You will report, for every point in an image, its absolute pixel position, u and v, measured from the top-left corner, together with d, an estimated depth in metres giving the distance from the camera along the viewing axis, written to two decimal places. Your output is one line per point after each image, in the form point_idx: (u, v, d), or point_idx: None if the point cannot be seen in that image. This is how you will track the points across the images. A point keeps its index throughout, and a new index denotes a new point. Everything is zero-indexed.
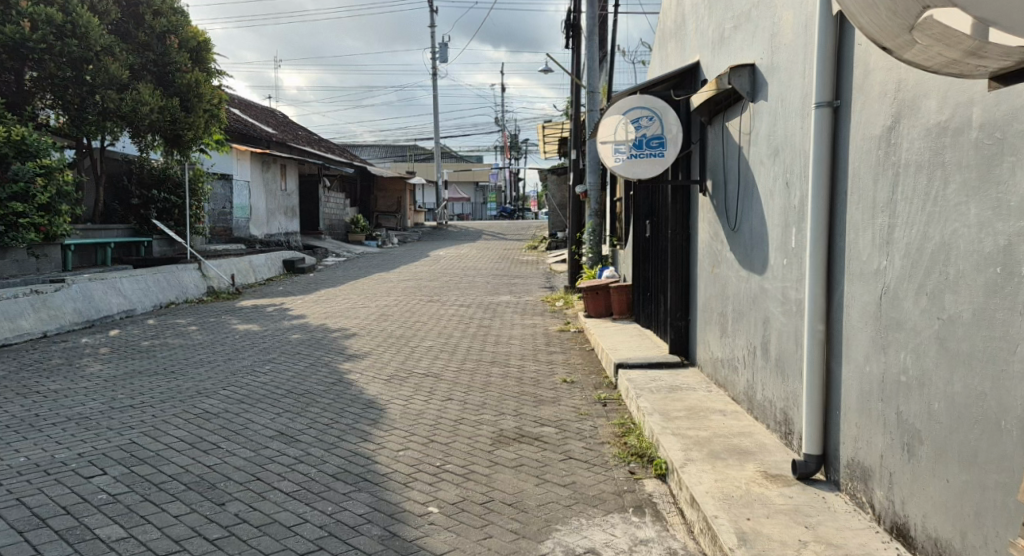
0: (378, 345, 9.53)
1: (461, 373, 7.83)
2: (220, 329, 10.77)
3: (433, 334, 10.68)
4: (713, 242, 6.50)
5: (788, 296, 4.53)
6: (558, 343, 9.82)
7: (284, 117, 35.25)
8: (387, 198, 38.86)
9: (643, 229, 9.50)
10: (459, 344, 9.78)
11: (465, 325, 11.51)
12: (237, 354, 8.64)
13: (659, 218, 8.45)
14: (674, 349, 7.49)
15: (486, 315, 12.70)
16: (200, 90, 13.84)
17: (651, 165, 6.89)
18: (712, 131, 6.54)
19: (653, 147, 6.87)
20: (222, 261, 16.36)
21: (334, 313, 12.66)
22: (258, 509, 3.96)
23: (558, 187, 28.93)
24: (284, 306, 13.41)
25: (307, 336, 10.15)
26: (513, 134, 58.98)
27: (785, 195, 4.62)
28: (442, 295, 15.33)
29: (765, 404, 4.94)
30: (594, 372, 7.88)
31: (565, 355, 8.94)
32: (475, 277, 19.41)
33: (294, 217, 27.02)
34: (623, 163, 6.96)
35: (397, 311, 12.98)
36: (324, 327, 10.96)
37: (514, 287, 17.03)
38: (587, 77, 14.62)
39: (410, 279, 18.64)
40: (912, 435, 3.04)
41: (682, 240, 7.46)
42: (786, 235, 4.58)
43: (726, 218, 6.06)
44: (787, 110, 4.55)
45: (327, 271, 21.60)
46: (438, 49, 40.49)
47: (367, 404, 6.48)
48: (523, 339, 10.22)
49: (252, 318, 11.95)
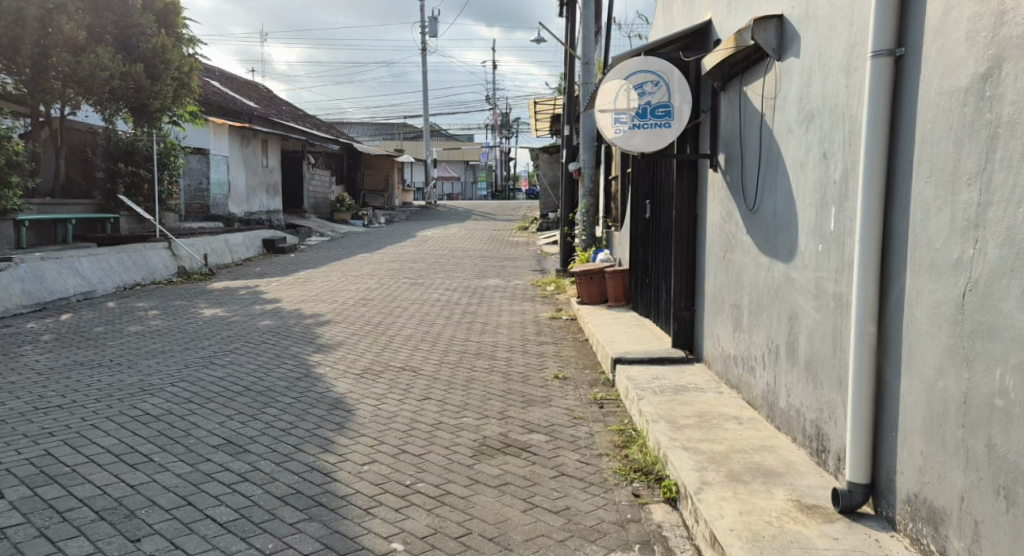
0: (353, 334, 8.79)
1: (442, 367, 7.11)
2: (182, 313, 10.00)
3: (414, 321, 9.95)
4: (725, 223, 5.77)
5: (824, 288, 3.81)
6: (549, 333, 9.11)
7: (268, 93, 34.42)
8: (375, 177, 37.92)
9: (642, 209, 8.80)
10: (442, 332, 9.07)
11: (450, 311, 10.80)
12: (195, 343, 7.89)
13: (661, 197, 7.76)
14: (677, 342, 6.81)
15: (472, 300, 11.99)
16: (168, 55, 13.28)
17: (656, 138, 6.18)
18: (726, 97, 5.79)
19: (658, 117, 6.14)
20: (195, 239, 15.62)
21: (311, 297, 11.92)
22: (179, 548, 3.25)
23: (549, 166, 28.15)
24: (258, 288, 12.67)
25: (276, 323, 9.39)
26: (504, 113, 58.03)
27: (822, 167, 3.88)
28: (427, 279, 14.60)
29: (791, 414, 4.22)
30: (589, 367, 7.17)
31: (556, 347, 8.21)
32: (462, 259, 18.66)
33: (276, 194, 26.20)
34: (624, 135, 6.25)
35: (377, 295, 12.26)
36: (297, 313, 10.21)
37: (503, 269, 16.32)
38: (581, 48, 13.90)
39: (394, 260, 17.88)
40: (1012, 478, 2.33)
41: (688, 220, 6.74)
42: (823, 215, 3.85)
43: (741, 196, 5.33)
44: (827, 65, 3.79)
45: (308, 251, 20.82)
46: (429, 24, 39.68)
47: (334, 403, 5.75)
48: (511, 327, 9.53)
49: (221, 301, 11.20)
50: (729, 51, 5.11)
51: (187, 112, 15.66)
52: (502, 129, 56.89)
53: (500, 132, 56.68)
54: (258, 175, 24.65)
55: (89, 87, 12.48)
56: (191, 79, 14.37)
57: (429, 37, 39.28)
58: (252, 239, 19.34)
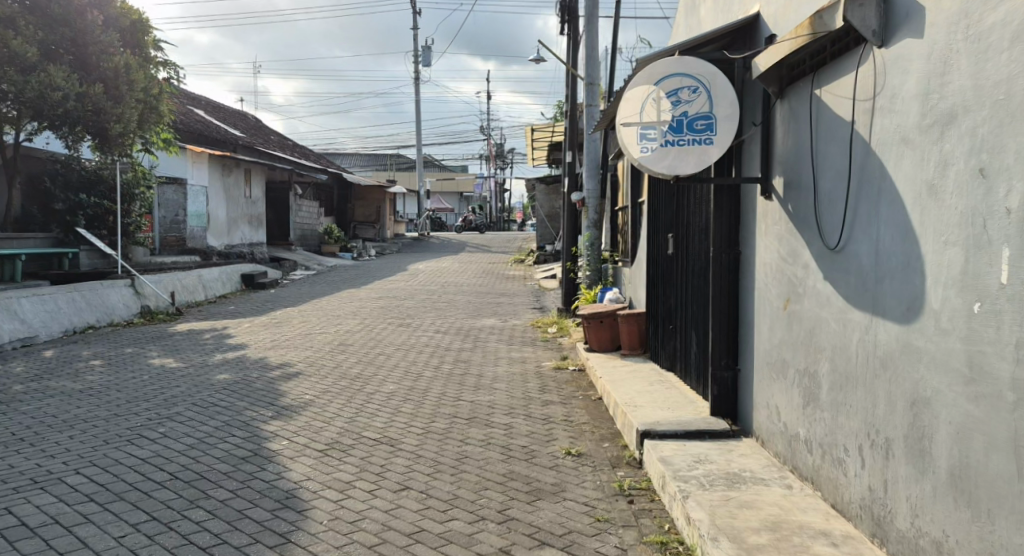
0: (324, 391, 7.51)
1: (428, 442, 5.84)
2: (129, 363, 8.69)
3: (397, 373, 8.67)
4: (786, 265, 4.53)
5: (987, 368, 2.55)
6: (554, 387, 7.85)
7: (255, 122, 33.45)
8: (366, 208, 36.82)
9: (664, 245, 7.63)
10: (429, 388, 7.78)
11: (439, 360, 9.52)
12: (130, 405, 6.56)
13: (689, 230, 6.56)
14: (716, 409, 5.58)
15: (464, 345, 10.71)
16: (132, 75, 12.09)
17: (695, 159, 4.99)
18: (787, 106, 4.60)
19: (698, 131, 4.96)
20: (162, 276, 14.39)
21: (283, 342, 10.63)
22: None
23: (547, 197, 27.22)
24: (225, 332, 11.36)
25: (236, 376, 8.10)
26: (498, 143, 57.29)
27: (977, 189, 2.64)
28: (415, 318, 13.33)
29: (920, 546, 2.94)
30: (607, 437, 5.92)
31: (564, 408, 6.96)
32: (454, 294, 17.42)
33: (260, 226, 24.97)
34: (655, 155, 5.03)
35: (358, 339, 10.97)
36: (264, 362, 8.92)
37: (499, 307, 15.06)
38: (586, 67, 12.79)
39: (382, 297, 16.61)
40: None
41: (729, 259, 5.52)
42: (983, 260, 2.60)
43: (816, 230, 4.10)
44: (990, 38, 2.57)
45: (291, 287, 19.55)
46: (421, 53, 38.97)
47: (285, 499, 4.47)
48: (510, 381, 8.25)
49: (179, 348, 9.89)
50: (801, 42, 3.94)
51: (160, 138, 14.50)
52: (496, 159, 56.07)
53: (494, 162, 55.89)
54: (240, 206, 23.43)
55: (39, 108, 11.22)
56: (160, 103, 13.22)
57: (422, 65, 38.48)
58: (230, 274, 18.09)
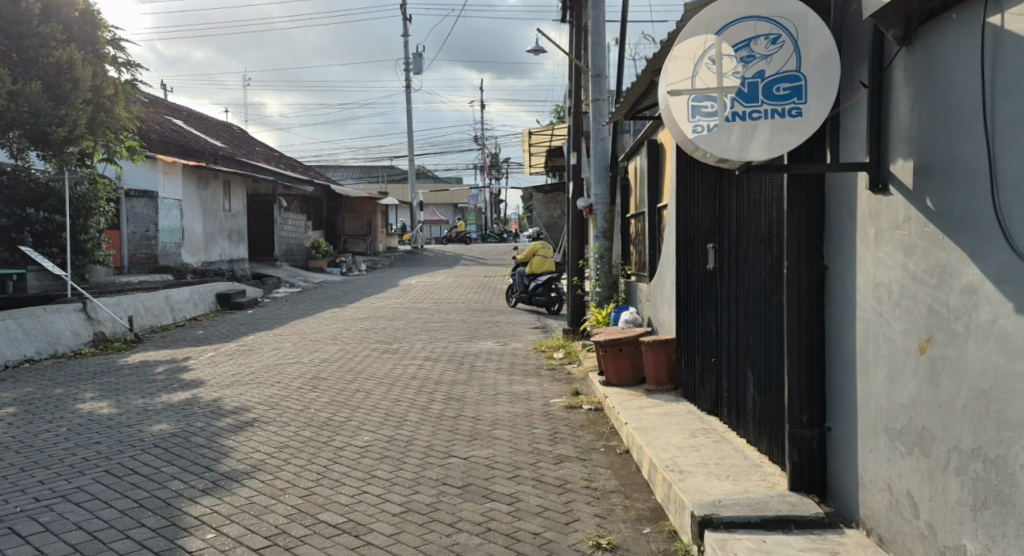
0: (281, 448, 6.00)
1: (407, 529, 4.35)
2: (51, 409, 7.17)
3: (376, 417, 7.16)
4: (925, 289, 3.09)
5: None
6: (568, 436, 6.36)
7: (239, 133, 32.11)
8: (356, 220, 35.42)
9: (703, 258, 6.20)
10: (414, 441, 6.29)
11: (427, 397, 8.02)
12: (20, 476, 5.06)
13: (744, 240, 5.14)
14: (796, 483, 4.12)
15: (458, 376, 9.21)
16: (75, 71, 10.77)
17: (774, 139, 3.52)
18: (915, 57, 3.18)
19: (779, 96, 3.52)
20: (119, 298, 12.95)
21: (247, 376, 9.12)
22: None
23: (546, 206, 25.93)
24: (181, 364, 9.85)
25: (175, 426, 6.56)
26: (492, 153, 56.11)
27: None
28: (403, 343, 11.82)
29: None
30: (647, 518, 4.46)
31: (585, 468, 5.49)
32: (448, 312, 15.92)
33: (241, 240, 23.47)
34: (714, 131, 3.59)
35: (333, 372, 9.46)
36: (215, 406, 7.39)
37: (498, 327, 13.58)
38: (593, 58, 11.30)
39: (368, 318, 15.12)
40: None
41: (810, 278, 4.09)
42: None
43: (997, 237, 2.66)
44: None
45: (271, 306, 18.08)
46: (412, 59, 37.82)
47: None
48: (512, 426, 6.77)
49: (119, 387, 8.35)
50: None
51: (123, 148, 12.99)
52: (491, 169, 54.76)
53: (489, 172, 54.61)
54: (219, 220, 21.93)
55: None
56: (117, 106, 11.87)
57: (413, 71, 37.26)
58: (202, 293, 16.59)
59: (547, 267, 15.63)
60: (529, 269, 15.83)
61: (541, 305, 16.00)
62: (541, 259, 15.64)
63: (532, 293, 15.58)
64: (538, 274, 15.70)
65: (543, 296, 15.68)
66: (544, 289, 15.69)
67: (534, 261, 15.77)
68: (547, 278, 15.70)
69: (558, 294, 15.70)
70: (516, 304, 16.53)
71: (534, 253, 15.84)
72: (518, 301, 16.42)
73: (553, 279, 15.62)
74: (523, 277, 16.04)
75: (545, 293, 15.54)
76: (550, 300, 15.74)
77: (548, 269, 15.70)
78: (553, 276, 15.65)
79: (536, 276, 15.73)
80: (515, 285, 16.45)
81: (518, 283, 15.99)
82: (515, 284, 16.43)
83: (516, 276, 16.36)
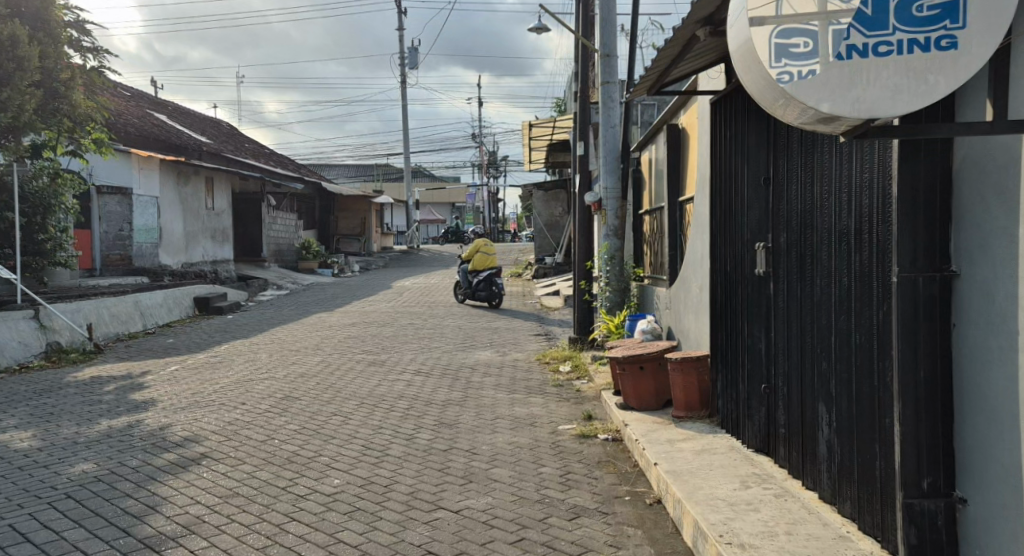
0: (227, 496, 4.83)
1: None
2: None
3: (353, 451, 6.01)
4: None
5: None
6: (585, 479, 5.21)
7: (228, 130, 30.98)
8: (349, 220, 34.34)
9: (751, 261, 5.05)
10: (395, 486, 5.13)
11: (415, 424, 6.85)
12: None
13: (816, 240, 3.97)
14: None
15: (452, 394, 8.06)
16: (20, 51, 9.65)
17: (912, 84, 2.52)
18: None
19: (915, 21, 2.50)
20: (79, 304, 11.79)
21: (209, 396, 7.96)
22: None
23: (546, 204, 24.78)
24: (137, 381, 8.67)
25: (103, 465, 5.38)
26: (489, 151, 55.02)
27: None
28: (391, 354, 10.66)
29: None
30: None
31: (609, 527, 4.33)
32: (443, 317, 14.76)
33: (226, 240, 22.28)
34: (825, 78, 2.56)
35: (308, 390, 8.30)
36: (160, 437, 6.20)
37: (497, 334, 12.42)
38: (602, 36, 10.10)
39: (356, 324, 13.96)
40: None
41: (935, 290, 2.92)
42: None
43: None
44: None
45: (254, 311, 16.91)
46: (408, 54, 36.73)
47: None
48: (515, 464, 5.61)
49: (54, 411, 7.18)
50: None
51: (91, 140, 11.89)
52: (489, 168, 53.61)
53: (487, 171, 53.47)
54: (201, 219, 20.75)
55: None
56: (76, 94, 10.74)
57: (408, 67, 36.11)
58: (178, 298, 15.42)
59: (488, 263, 16.23)
60: (472, 266, 16.44)
61: (485, 301, 16.50)
62: (483, 256, 16.23)
63: (476, 290, 16.11)
64: (481, 271, 16.20)
65: (485, 292, 16.25)
66: (486, 285, 16.20)
67: (477, 257, 16.34)
68: (490, 274, 16.27)
69: (499, 289, 16.21)
70: (463, 300, 17.00)
71: (477, 250, 16.45)
72: (465, 298, 16.90)
73: (495, 275, 16.13)
74: (467, 273, 16.58)
75: (487, 289, 16.07)
76: (491, 295, 16.25)
77: (491, 265, 16.20)
78: (495, 272, 16.23)
79: (478, 272, 16.32)
80: (461, 281, 16.86)
81: (462, 280, 16.48)
82: (460, 281, 16.96)
83: (460, 271, 16.82)
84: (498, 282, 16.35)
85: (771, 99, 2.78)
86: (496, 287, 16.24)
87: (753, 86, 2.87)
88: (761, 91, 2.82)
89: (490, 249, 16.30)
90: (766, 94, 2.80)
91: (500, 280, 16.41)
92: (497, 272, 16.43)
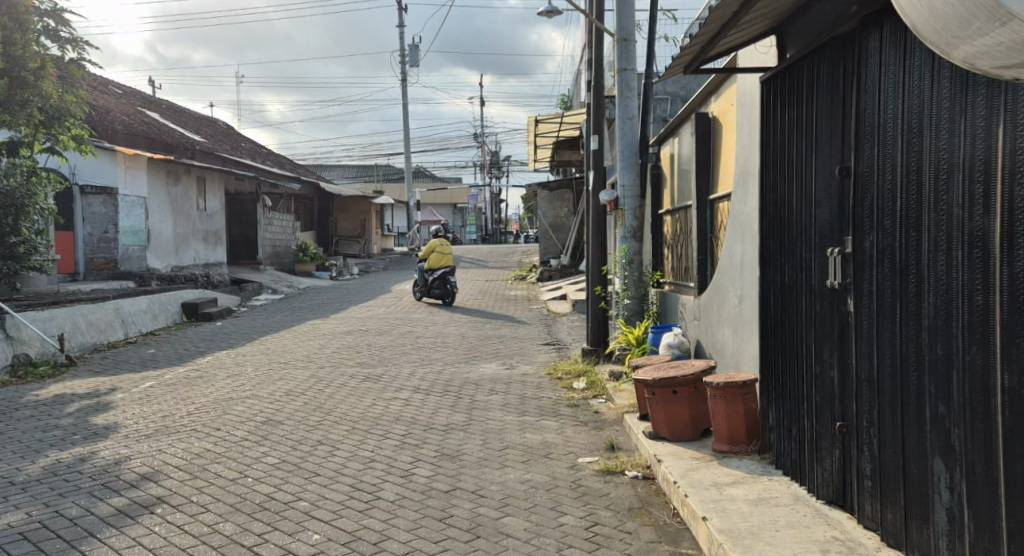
0: None
1: None
2: None
3: (338, 492, 5.10)
4: None
5: None
6: (617, 534, 4.30)
7: (223, 130, 30.14)
8: (349, 221, 33.45)
9: (818, 270, 4.18)
10: (387, 543, 4.23)
11: (412, 455, 5.94)
12: None
13: (929, 248, 3.11)
14: None
15: (454, 417, 7.16)
16: None
17: None
18: None
19: None
20: (51, 311, 10.91)
21: (180, 419, 7.06)
22: None
23: (550, 205, 23.87)
24: (103, 401, 7.78)
25: (34, 516, 4.47)
26: (491, 152, 54.15)
27: None
28: (388, 367, 9.76)
29: None
30: None
31: None
32: (446, 325, 13.86)
33: (219, 242, 21.41)
34: None
35: (292, 412, 7.40)
36: (114, 474, 5.29)
37: (504, 345, 11.52)
38: (619, 18, 9.16)
39: (353, 332, 13.07)
40: None
41: None
42: None
43: None
44: None
45: (247, 317, 16.04)
46: (409, 52, 35.86)
47: None
48: (531, 512, 4.70)
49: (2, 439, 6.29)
50: None
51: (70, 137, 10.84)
52: (492, 168, 52.72)
53: (489, 171, 52.57)
54: (193, 221, 19.88)
55: None
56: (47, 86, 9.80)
57: (409, 65, 35.25)
58: (165, 304, 14.54)
59: (443, 262, 16.63)
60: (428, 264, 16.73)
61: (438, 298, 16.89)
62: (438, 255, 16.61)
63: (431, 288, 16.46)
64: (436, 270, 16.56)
65: (439, 290, 16.66)
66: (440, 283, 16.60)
67: (433, 257, 16.61)
68: (444, 273, 16.68)
69: (452, 288, 16.66)
70: (419, 297, 17.28)
71: (433, 250, 16.91)
72: (421, 295, 17.24)
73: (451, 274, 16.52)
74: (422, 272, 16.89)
75: (442, 286, 16.52)
76: (445, 293, 16.67)
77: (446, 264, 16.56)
78: (450, 271, 16.72)
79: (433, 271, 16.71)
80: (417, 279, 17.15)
81: (418, 277, 16.78)
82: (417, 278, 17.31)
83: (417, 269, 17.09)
84: (451, 281, 16.80)
85: (965, 34, 2.27)
86: (450, 285, 16.72)
87: (931, 16, 2.38)
88: (950, 23, 2.31)
89: (446, 249, 16.79)
90: (956, 29, 2.30)
91: (454, 280, 16.86)
92: (451, 269, 16.83)
